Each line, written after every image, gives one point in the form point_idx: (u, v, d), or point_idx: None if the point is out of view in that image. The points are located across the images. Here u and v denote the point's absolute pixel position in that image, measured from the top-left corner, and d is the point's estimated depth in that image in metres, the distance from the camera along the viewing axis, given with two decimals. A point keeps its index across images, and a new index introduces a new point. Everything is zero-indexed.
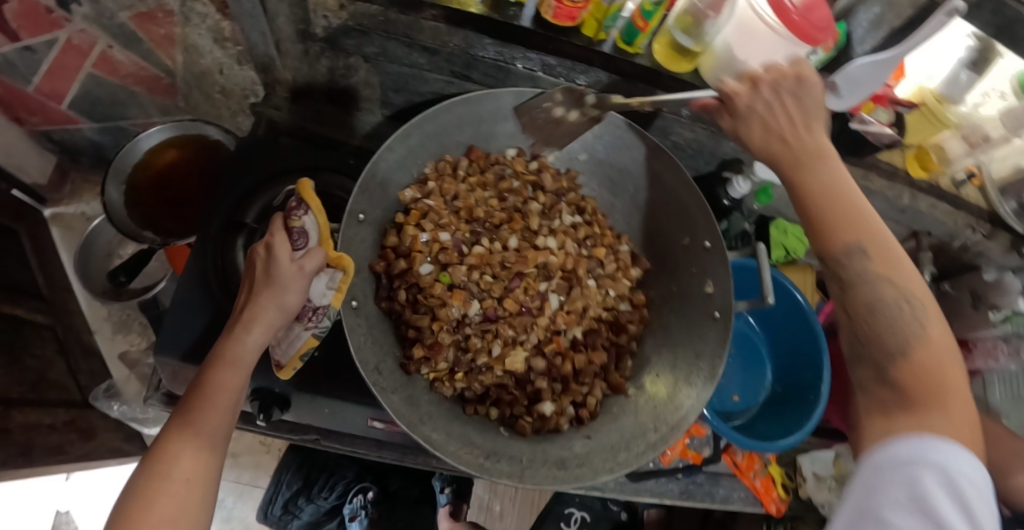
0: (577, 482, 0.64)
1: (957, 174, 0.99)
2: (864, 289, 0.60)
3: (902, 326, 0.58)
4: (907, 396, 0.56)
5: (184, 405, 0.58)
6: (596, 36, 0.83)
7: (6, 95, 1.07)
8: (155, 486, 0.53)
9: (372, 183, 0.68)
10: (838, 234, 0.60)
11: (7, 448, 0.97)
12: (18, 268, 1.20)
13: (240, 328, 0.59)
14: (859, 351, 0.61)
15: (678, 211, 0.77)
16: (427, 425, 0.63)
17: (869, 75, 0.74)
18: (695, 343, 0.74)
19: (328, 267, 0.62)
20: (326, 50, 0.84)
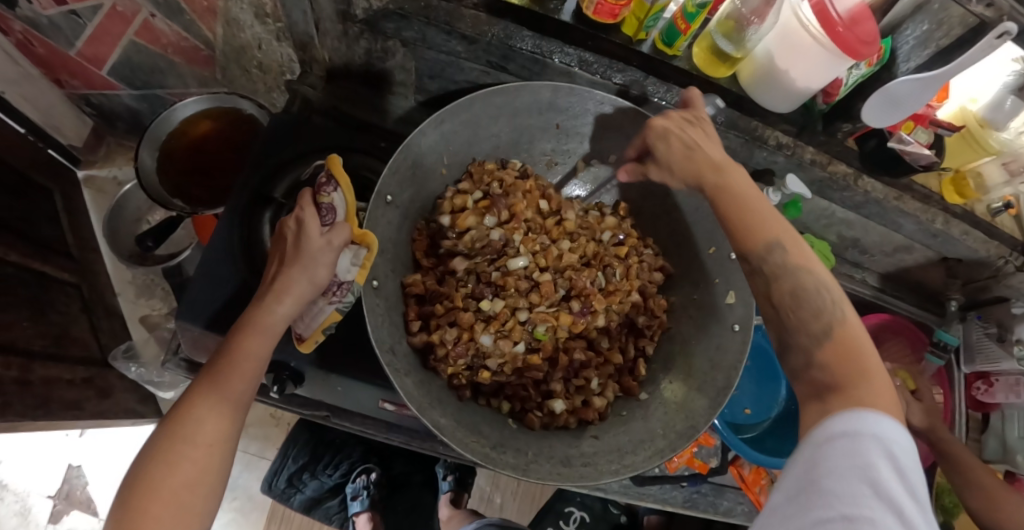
0: (583, 482, 0.64)
1: (993, 202, 0.95)
2: (790, 282, 0.60)
3: (822, 306, 0.58)
4: (831, 377, 0.55)
5: (211, 369, 0.59)
6: (636, 35, 0.82)
7: (49, 56, 1.10)
8: (177, 447, 0.54)
9: (403, 165, 0.67)
10: (763, 234, 0.62)
11: (27, 399, 0.99)
12: (49, 226, 1.23)
13: (271, 299, 0.60)
14: (788, 339, 0.60)
15: (704, 220, 0.76)
16: (436, 410, 0.64)
17: (912, 92, 0.71)
18: (712, 354, 0.74)
19: (352, 244, 0.62)
20: (365, 32, 0.83)
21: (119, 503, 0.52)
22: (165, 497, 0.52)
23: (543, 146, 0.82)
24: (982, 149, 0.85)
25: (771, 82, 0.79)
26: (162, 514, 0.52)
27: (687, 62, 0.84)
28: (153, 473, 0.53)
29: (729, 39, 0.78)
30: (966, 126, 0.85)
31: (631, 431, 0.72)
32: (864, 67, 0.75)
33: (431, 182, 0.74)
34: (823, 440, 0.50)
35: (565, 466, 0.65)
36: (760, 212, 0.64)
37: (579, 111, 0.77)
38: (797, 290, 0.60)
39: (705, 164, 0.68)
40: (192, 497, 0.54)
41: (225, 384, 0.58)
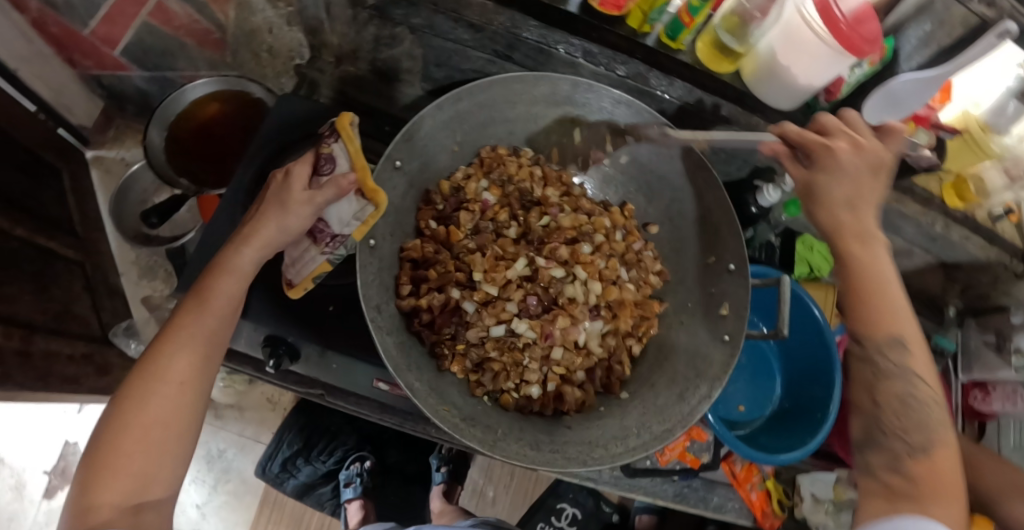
0: (547, 465, 0.63)
1: (995, 207, 0.95)
2: (900, 385, 0.63)
3: (927, 420, 0.62)
4: (911, 486, 0.58)
5: (182, 312, 0.62)
6: (640, 28, 0.82)
7: (63, 35, 1.12)
8: (149, 386, 0.58)
9: (414, 135, 0.68)
10: (889, 324, 0.61)
11: (26, 370, 1.00)
12: (56, 204, 1.25)
13: (239, 242, 0.62)
14: (877, 437, 0.62)
15: (705, 229, 0.77)
16: (413, 374, 0.65)
17: (913, 91, 0.73)
18: (698, 362, 0.73)
19: (358, 195, 0.62)
20: (374, 17, 0.84)
21: (96, 440, 0.57)
22: (137, 434, 0.56)
23: (555, 141, 0.83)
24: (983, 152, 0.83)
25: (773, 78, 0.80)
26: (135, 450, 0.56)
27: (690, 57, 0.84)
28: (129, 407, 0.57)
29: (733, 35, 0.79)
30: (968, 130, 0.84)
31: (607, 426, 0.71)
32: (866, 66, 0.75)
33: (441, 157, 0.75)
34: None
35: (533, 449, 0.65)
36: (889, 303, 0.62)
37: (595, 108, 0.77)
38: (903, 396, 0.63)
39: (849, 227, 0.62)
40: (167, 435, 0.58)
41: (198, 319, 0.61)
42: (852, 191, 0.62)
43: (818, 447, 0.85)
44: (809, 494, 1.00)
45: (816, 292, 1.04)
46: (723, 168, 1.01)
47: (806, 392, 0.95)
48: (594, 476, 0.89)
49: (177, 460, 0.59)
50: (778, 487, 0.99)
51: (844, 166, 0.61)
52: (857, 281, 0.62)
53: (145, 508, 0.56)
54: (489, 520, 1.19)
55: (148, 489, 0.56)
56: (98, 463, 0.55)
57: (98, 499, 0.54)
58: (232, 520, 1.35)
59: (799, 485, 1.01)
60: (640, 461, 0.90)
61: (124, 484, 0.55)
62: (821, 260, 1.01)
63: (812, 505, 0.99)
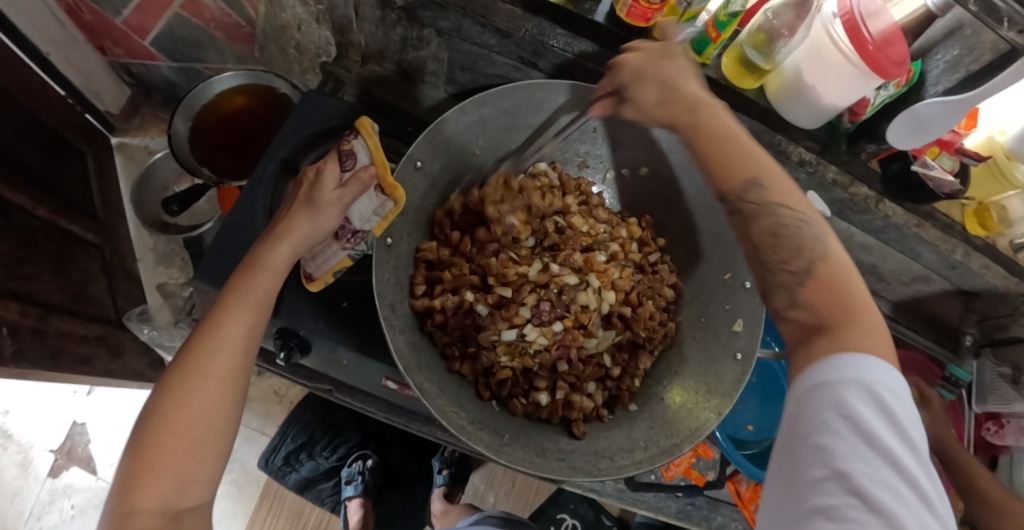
0: (551, 473, 0.62)
1: (1016, 237, 0.93)
2: (773, 220, 0.57)
3: (804, 243, 0.56)
4: (819, 318, 0.53)
5: (219, 307, 0.60)
6: (666, 41, 0.82)
7: (97, 22, 1.14)
8: (189, 382, 0.55)
9: (437, 137, 0.69)
10: (737, 171, 0.58)
11: (41, 348, 1.02)
12: (78, 186, 1.27)
13: (273, 238, 0.62)
14: (767, 277, 0.57)
15: (720, 245, 0.76)
16: (423, 374, 0.64)
17: (939, 116, 0.71)
18: (709, 377, 0.73)
19: (378, 191, 0.64)
20: (403, 19, 0.85)
21: (132, 441, 0.53)
22: (178, 432, 0.53)
23: (575, 149, 0.83)
24: (1008, 183, 0.84)
25: (799, 97, 0.79)
26: (177, 449, 0.53)
27: (714, 72, 0.82)
28: (168, 403, 0.54)
29: (759, 52, 0.78)
30: (993, 157, 0.84)
31: (614, 438, 0.70)
32: (892, 88, 0.75)
33: (461, 160, 0.74)
34: (806, 390, 0.49)
35: (538, 456, 0.65)
36: (739, 147, 0.59)
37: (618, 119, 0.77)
38: (776, 229, 0.57)
39: (665, 80, 0.61)
40: (207, 433, 0.55)
41: (241, 314, 0.60)
42: (659, 81, 0.61)
43: None
44: None
45: None
46: None
47: None
48: (597, 488, 0.88)
49: (217, 461, 0.56)
50: None
51: (668, 54, 0.62)
52: (699, 135, 0.60)
53: (184, 515, 0.53)
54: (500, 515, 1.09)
55: (186, 494, 0.53)
56: (135, 466, 0.52)
57: (136, 503, 0.51)
58: (232, 511, 1.36)
59: None
60: (643, 476, 0.90)
61: (164, 486, 0.52)
62: None
63: None
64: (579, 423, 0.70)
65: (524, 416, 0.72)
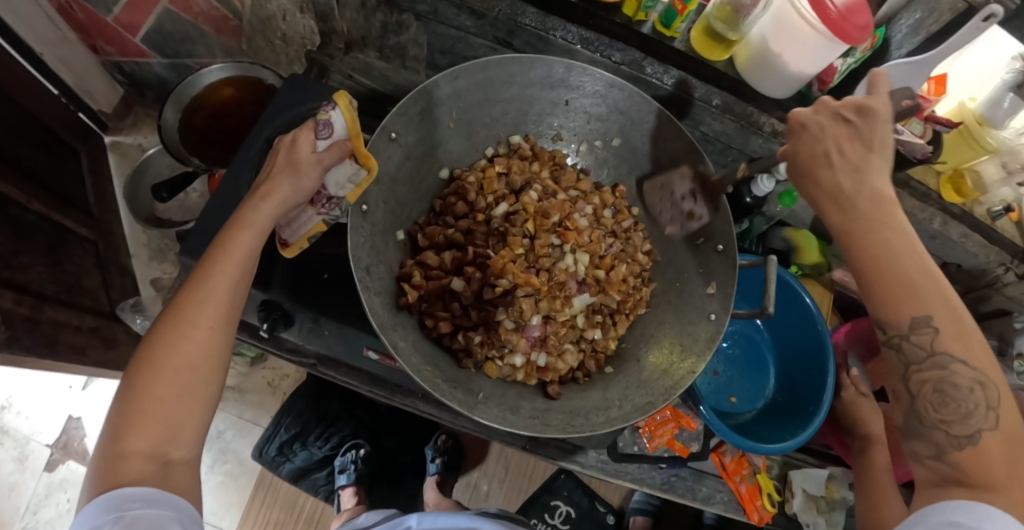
0: (524, 429, 0.63)
1: (994, 205, 0.94)
2: (932, 371, 0.58)
3: (969, 410, 0.57)
4: (958, 473, 0.57)
5: (207, 263, 0.60)
6: (636, 16, 0.85)
7: (90, 21, 1.17)
8: (180, 333, 0.57)
9: (413, 108, 0.70)
10: (903, 309, 0.57)
11: (35, 336, 1.03)
12: (71, 182, 1.29)
13: (256, 197, 0.62)
14: (915, 425, 0.60)
15: (688, 207, 0.78)
16: (399, 333, 0.66)
17: (902, 77, 0.75)
18: (684, 338, 0.74)
19: (352, 159, 0.66)
20: (381, 4, 0.88)
21: (124, 387, 0.56)
22: (167, 382, 0.56)
23: (549, 122, 0.84)
24: (980, 148, 0.85)
25: (766, 65, 0.81)
26: (168, 396, 0.56)
27: (684, 45, 0.87)
28: (160, 349, 0.57)
29: (727, 24, 0.80)
30: (965, 123, 0.85)
31: (589, 398, 0.72)
32: (858, 54, 0.77)
33: (435, 132, 0.76)
34: (934, 521, 0.54)
35: (512, 412, 0.66)
36: (906, 278, 0.58)
37: (589, 91, 0.79)
38: (942, 384, 0.58)
39: (835, 194, 0.61)
40: (197, 381, 0.57)
41: (229, 266, 0.60)
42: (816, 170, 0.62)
43: (808, 438, 0.85)
44: (801, 490, 0.96)
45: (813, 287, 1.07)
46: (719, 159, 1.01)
47: (800, 385, 0.94)
48: (580, 460, 0.89)
49: (206, 408, 0.59)
50: (769, 481, 0.96)
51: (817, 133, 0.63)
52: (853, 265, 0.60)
53: (172, 457, 0.56)
54: (495, 512, 0.98)
55: (176, 439, 0.56)
56: (129, 410, 0.55)
57: (126, 447, 0.54)
58: (227, 502, 1.36)
59: (791, 481, 0.97)
60: (627, 447, 0.90)
61: (153, 434, 0.55)
62: (818, 257, 1.03)
63: (803, 501, 0.96)
64: (553, 384, 0.72)
65: (499, 378, 0.73)
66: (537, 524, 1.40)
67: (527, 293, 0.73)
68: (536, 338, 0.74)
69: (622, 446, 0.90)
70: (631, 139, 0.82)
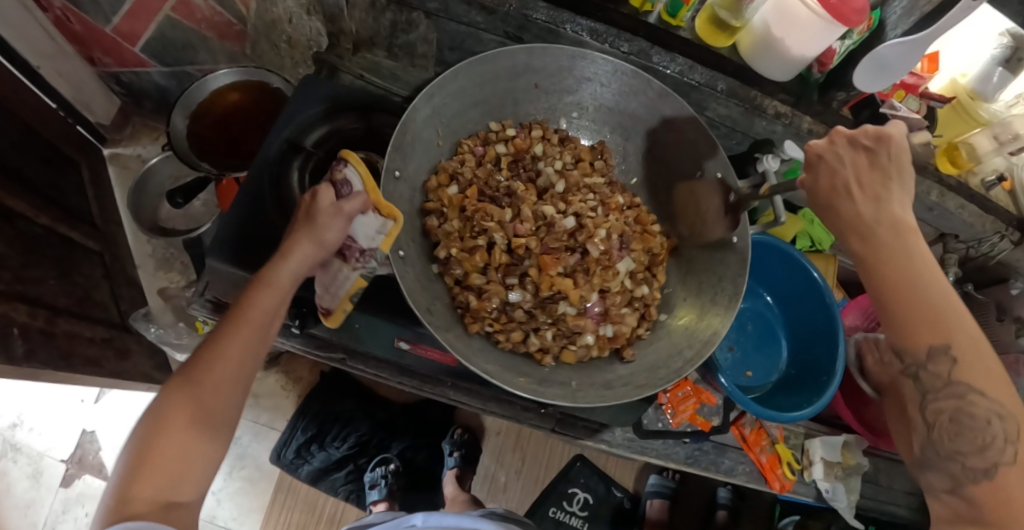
0: (624, 397, 0.71)
1: (987, 175, 0.98)
2: (950, 398, 0.62)
3: (986, 437, 0.60)
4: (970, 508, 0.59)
5: (222, 324, 0.63)
6: (642, 7, 0.87)
7: (88, 32, 1.17)
8: (188, 390, 0.60)
9: (404, 142, 0.73)
10: (934, 334, 0.59)
11: (50, 348, 1.02)
12: (73, 194, 1.28)
13: (278, 258, 0.65)
14: (930, 454, 0.65)
15: (684, 143, 0.85)
16: (481, 359, 0.71)
17: (898, 58, 0.76)
18: (716, 268, 0.81)
19: (376, 212, 0.66)
20: (392, 3, 0.89)
21: (134, 438, 0.58)
22: (172, 436, 0.58)
23: (530, 112, 0.88)
24: (973, 120, 0.89)
25: (770, 51, 0.84)
26: (171, 449, 0.57)
27: (689, 33, 0.89)
28: (167, 406, 0.59)
29: (730, 11, 0.84)
30: (957, 98, 0.90)
31: (659, 350, 0.79)
32: (855, 36, 0.79)
33: (428, 154, 0.79)
34: None
35: (606, 389, 0.73)
36: (929, 308, 0.59)
37: (554, 69, 0.83)
38: (962, 410, 0.62)
39: (853, 222, 0.61)
40: (200, 437, 0.59)
41: (243, 329, 0.63)
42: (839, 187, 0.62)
43: (828, 402, 0.88)
44: (819, 458, 0.99)
45: (818, 261, 1.10)
46: (724, 143, 1.04)
47: (809, 354, 0.98)
48: (607, 438, 0.91)
49: (207, 461, 0.60)
50: (788, 450, 0.99)
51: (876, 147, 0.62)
52: (879, 270, 0.60)
53: (174, 507, 0.56)
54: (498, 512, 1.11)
55: (178, 489, 0.57)
56: (138, 461, 0.57)
57: (133, 491, 0.55)
58: (247, 506, 1.36)
59: (809, 450, 1.00)
60: (651, 424, 0.93)
61: (162, 476, 0.56)
62: (822, 234, 1.07)
63: (823, 468, 0.98)
64: (625, 348, 0.79)
65: (579, 362, 0.77)
66: (556, 512, 1.44)
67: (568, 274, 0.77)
68: (599, 312, 0.78)
69: (647, 423, 0.93)
70: (603, 101, 0.88)
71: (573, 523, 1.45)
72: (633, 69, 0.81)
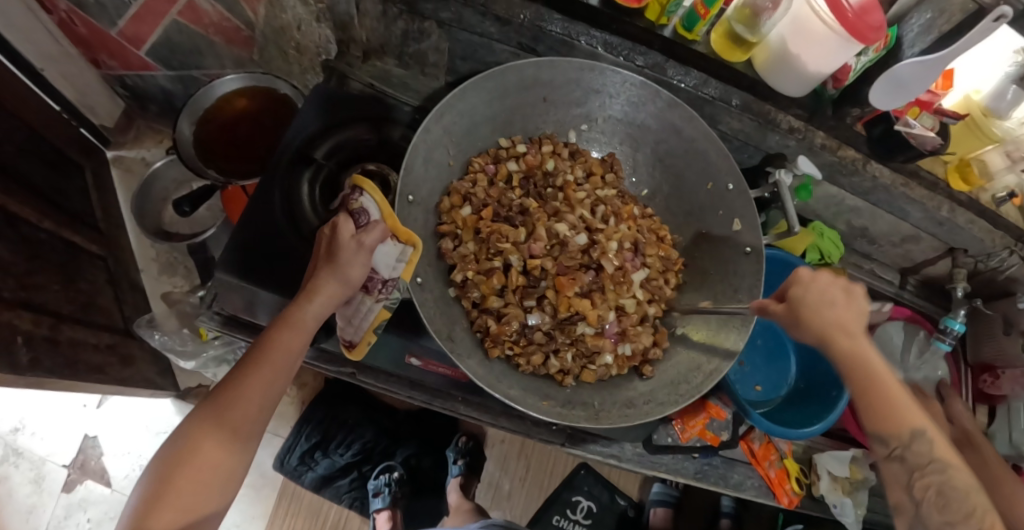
0: (648, 416, 0.72)
1: (998, 191, 0.98)
2: (932, 475, 0.61)
3: (970, 507, 0.58)
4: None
5: (244, 363, 0.63)
6: (658, 20, 0.86)
7: (93, 35, 1.16)
8: (206, 430, 0.59)
9: (415, 164, 0.73)
10: (904, 419, 0.61)
11: (54, 357, 1.01)
12: (77, 198, 1.27)
13: (303, 297, 0.65)
14: (924, 528, 0.61)
15: (696, 157, 0.84)
16: (506, 384, 0.72)
17: (916, 75, 0.75)
18: (732, 279, 0.81)
19: (395, 240, 0.68)
20: (404, 12, 0.88)
21: (149, 478, 0.57)
22: (188, 478, 0.57)
23: (542, 127, 0.88)
24: (985, 137, 0.89)
25: (785, 66, 0.84)
26: (184, 490, 0.57)
27: (704, 47, 0.89)
28: (184, 446, 0.58)
29: (745, 25, 0.83)
30: (970, 114, 0.89)
31: (679, 365, 0.79)
32: (872, 53, 0.80)
33: (441, 174, 0.79)
34: None
35: (628, 409, 0.74)
36: (895, 400, 0.61)
37: (562, 81, 0.83)
38: (943, 489, 0.60)
39: (840, 324, 0.60)
40: (214, 479, 0.58)
41: (265, 369, 0.63)
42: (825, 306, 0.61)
43: (838, 418, 0.88)
44: (825, 472, 0.99)
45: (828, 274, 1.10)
46: (736, 155, 1.04)
47: (819, 368, 0.98)
48: (617, 453, 0.92)
49: (219, 502, 0.59)
50: (796, 465, 1.00)
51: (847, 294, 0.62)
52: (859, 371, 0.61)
53: None
54: (502, 522, 1.15)
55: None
56: (150, 499, 0.56)
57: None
58: (251, 513, 1.36)
59: (816, 464, 1.00)
60: (660, 439, 0.92)
61: (171, 517, 0.55)
62: (831, 246, 1.06)
63: (829, 483, 0.99)
64: (645, 365, 0.79)
65: (599, 380, 0.78)
66: (560, 520, 1.44)
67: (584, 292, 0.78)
68: (617, 330, 0.78)
69: (656, 439, 0.92)
70: (612, 112, 0.87)
71: None
72: (642, 81, 0.80)
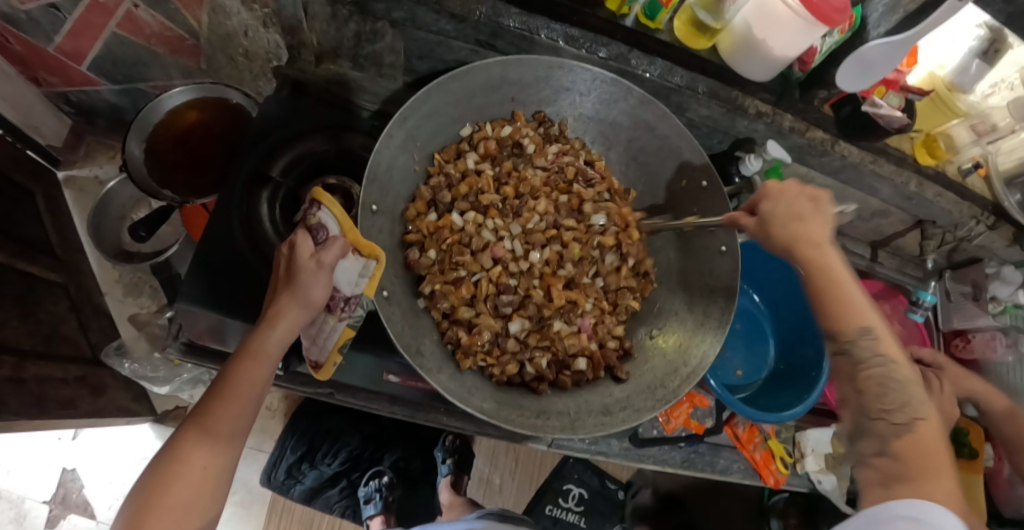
0: (625, 425, 0.72)
1: (964, 163, 0.99)
2: (875, 370, 0.59)
3: (909, 399, 0.58)
4: (903, 467, 0.55)
5: (211, 396, 0.61)
6: (619, 10, 0.85)
7: (25, 52, 1.08)
8: (174, 468, 0.57)
9: (378, 173, 0.70)
10: (854, 310, 0.59)
11: (20, 397, 0.96)
12: (29, 226, 1.20)
13: (265, 324, 0.63)
14: (862, 425, 0.59)
15: (669, 154, 0.84)
16: (477, 396, 0.70)
17: (882, 58, 0.74)
18: (706, 279, 0.80)
19: (357, 253, 0.66)
20: (354, 13, 0.83)
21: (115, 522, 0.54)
22: (157, 519, 0.54)
23: None
24: (949, 110, 0.89)
25: (751, 52, 0.83)
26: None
27: (668, 35, 0.87)
28: (151, 486, 0.55)
29: (709, 11, 0.82)
30: (934, 91, 0.89)
31: (656, 367, 0.78)
32: (837, 35, 0.78)
33: (406, 181, 0.76)
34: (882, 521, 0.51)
35: (604, 415, 0.73)
36: (850, 291, 0.60)
37: (530, 81, 0.81)
38: (883, 382, 0.59)
39: (798, 235, 0.62)
40: (185, 516, 0.56)
41: (234, 402, 0.61)
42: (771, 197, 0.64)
43: (816, 401, 0.88)
44: (811, 450, 1.01)
45: None
46: (705, 141, 1.03)
47: (801, 350, 0.98)
48: (604, 449, 0.92)
49: None
50: (780, 446, 1.01)
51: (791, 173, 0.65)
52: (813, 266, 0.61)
53: None
54: (498, 512, 1.15)
55: None
56: None
57: None
58: None
59: (801, 442, 1.02)
60: (646, 432, 0.94)
61: None
62: None
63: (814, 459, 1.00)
64: (619, 368, 0.78)
65: (574, 386, 0.77)
66: (551, 509, 1.46)
67: (553, 298, 0.79)
68: (590, 328, 0.80)
69: (643, 432, 0.94)
70: (583, 110, 0.85)
71: (570, 518, 1.47)
72: (613, 77, 0.79)
